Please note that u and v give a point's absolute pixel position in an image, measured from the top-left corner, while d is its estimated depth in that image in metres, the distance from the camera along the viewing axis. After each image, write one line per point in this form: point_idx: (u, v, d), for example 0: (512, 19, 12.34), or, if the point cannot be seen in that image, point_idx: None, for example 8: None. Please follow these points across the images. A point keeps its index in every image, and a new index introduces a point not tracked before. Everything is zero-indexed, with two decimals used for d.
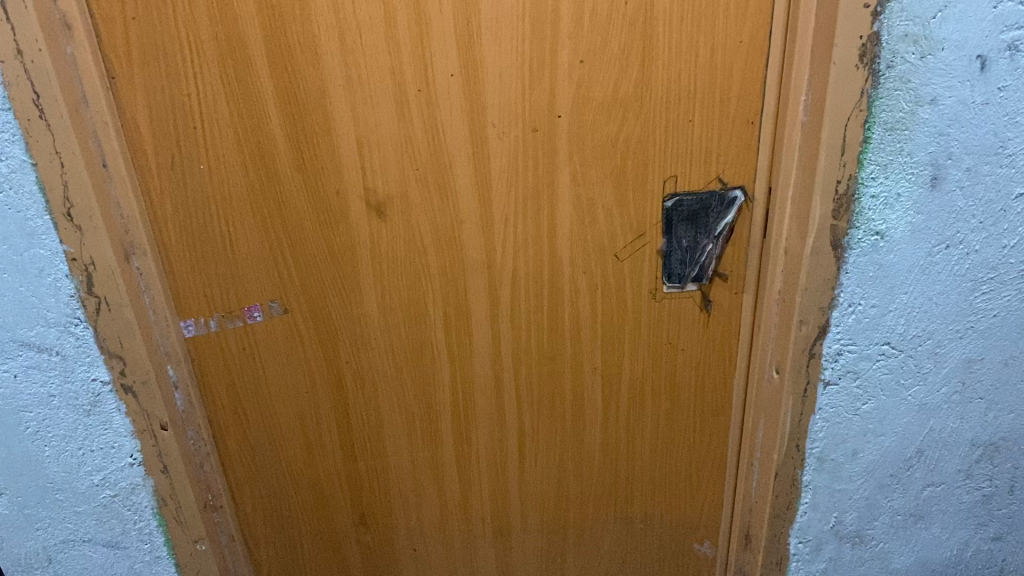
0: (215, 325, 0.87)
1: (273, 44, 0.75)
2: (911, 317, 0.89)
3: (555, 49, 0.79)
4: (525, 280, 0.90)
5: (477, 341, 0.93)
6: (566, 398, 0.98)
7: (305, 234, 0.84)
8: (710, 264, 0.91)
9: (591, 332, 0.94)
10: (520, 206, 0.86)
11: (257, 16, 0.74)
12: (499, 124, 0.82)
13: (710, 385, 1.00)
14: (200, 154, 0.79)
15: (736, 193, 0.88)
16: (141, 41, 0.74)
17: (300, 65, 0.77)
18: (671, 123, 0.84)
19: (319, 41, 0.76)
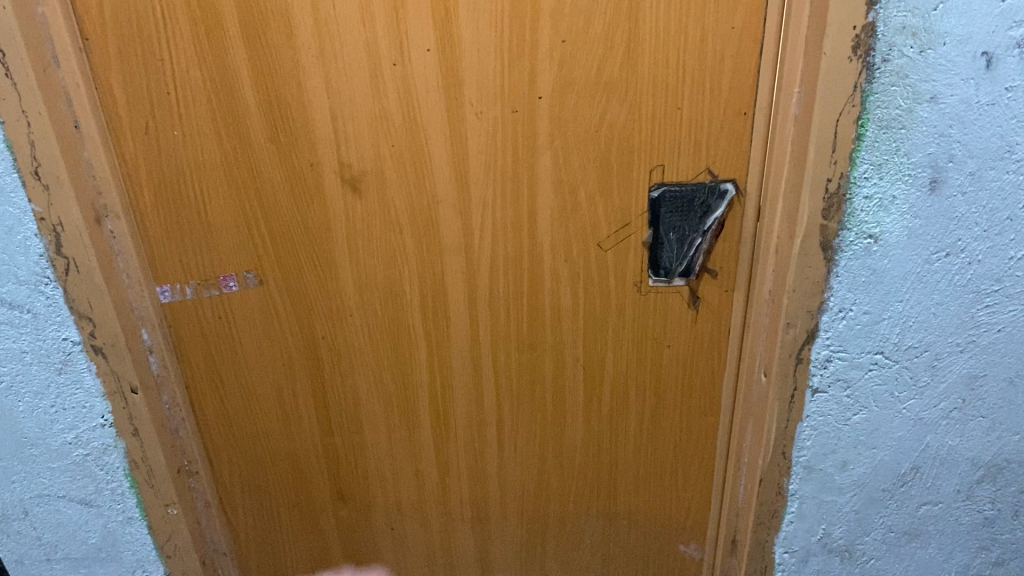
0: (191, 292, 0.88)
1: (245, 11, 0.74)
2: (907, 327, 0.84)
3: (536, 27, 0.77)
4: (504, 265, 0.88)
5: (455, 324, 0.91)
6: (546, 389, 0.96)
7: (281, 206, 0.84)
8: (699, 259, 0.87)
9: (572, 322, 0.92)
10: (499, 190, 0.84)
11: None
12: (476, 103, 0.80)
13: (699, 385, 0.97)
14: (175, 121, 0.79)
15: (727, 187, 0.84)
16: (114, 3, 0.73)
17: (273, 34, 0.76)
18: (657, 110, 0.81)
19: (292, 11, 0.75)
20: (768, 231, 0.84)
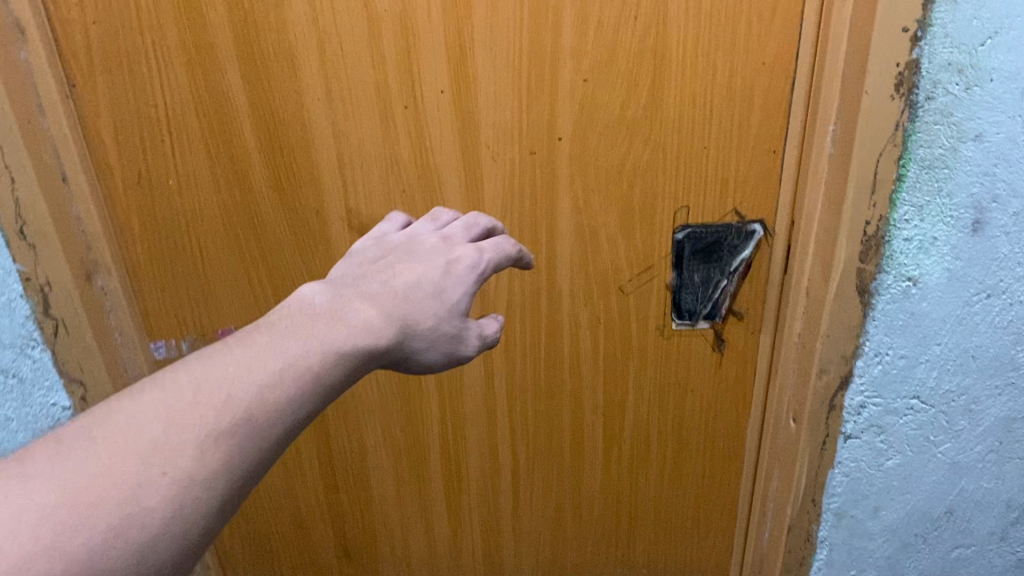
0: (187, 347, 0.82)
1: (245, 53, 0.69)
2: (944, 371, 0.80)
3: (557, 65, 0.72)
4: (521, 311, 0.83)
5: (469, 373, 0.86)
6: (564, 436, 0.91)
7: (285, 256, 0.79)
8: (725, 301, 0.84)
9: (591, 368, 0.87)
10: (516, 234, 0.79)
11: (229, 24, 0.68)
12: (493, 145, 0.75)
13: (722, 429, 0.92)
14: (169, 169, 0.74)
15: (754, 228, 0.80)
16: (104, 47, 0.68)
17: (277, 77, 0.70)
18: (684, 149, 0.77)
19: (297, 52, 0.69)
20: (799, 272, 0.80)
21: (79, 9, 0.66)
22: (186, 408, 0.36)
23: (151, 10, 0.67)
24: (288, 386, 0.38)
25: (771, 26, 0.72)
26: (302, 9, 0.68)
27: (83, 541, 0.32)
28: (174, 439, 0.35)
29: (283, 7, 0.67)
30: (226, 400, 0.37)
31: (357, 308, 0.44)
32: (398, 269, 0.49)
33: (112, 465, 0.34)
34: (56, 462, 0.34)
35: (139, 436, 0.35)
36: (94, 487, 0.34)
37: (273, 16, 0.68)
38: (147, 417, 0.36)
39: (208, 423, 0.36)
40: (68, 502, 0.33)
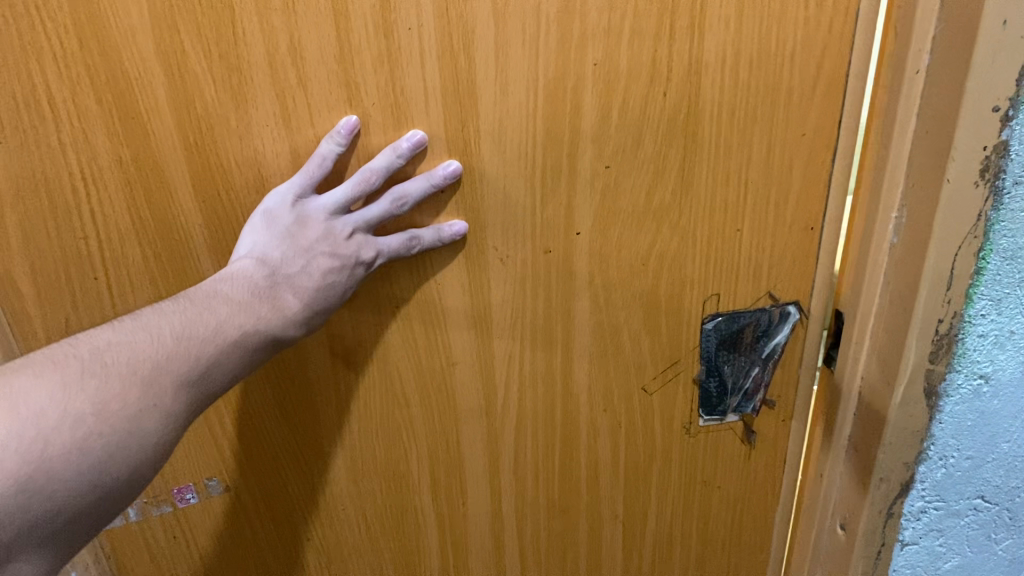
0: (136, 514, 0.68)
1: (198, 164, 0.55)
2: (1014, 468, 0.68)
3: (575, 154, 0.61)
4: (533, 426, 0.72)
5: (472, 499, 0.75)
6: (580, 553, 0.81)
7: (253, 393, 0.65)
8: (758, 391, 0.75)
9: (610, 478, 0.77)
10: (527, 342, 0.68)
11: (177, 132, 0.54)
12: (501, 247, 0.63)
13: (750, 523, 0.83)
14: (107, 310, 0.59)
15: (790, 309, 0.71)
16: (12, 172, 0.53)
17: (239, 189, 0.57)
18: (715, 236, 0.67)
19: (263, 157, 0.56)
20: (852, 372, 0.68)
21: None
22: (170, 355, 0.50)
23: (74, 121, 0.53)
24: (234, 352, 0.53)
25: (818, 95, 0.62)
26: (269, 103, 0.55)
27: (104, 446, 0.47)
28: (167, 379, 0.50)
29: (245, 110, 0.54)
30: (196, 355, 0.51)
31: (283, 300, 0.55)
32: (313, 267, 0.56)
33: (122, 394, 0.48)
34: (86, 378, 0.47)
35: (140, 370, 0.49)
36: (110, 405, 0.47)
37: (235, 120, 0.55)
38: (144, 357, 0.49)
39: (181, 369, 0.50)
40: (94, 413, 0.46)
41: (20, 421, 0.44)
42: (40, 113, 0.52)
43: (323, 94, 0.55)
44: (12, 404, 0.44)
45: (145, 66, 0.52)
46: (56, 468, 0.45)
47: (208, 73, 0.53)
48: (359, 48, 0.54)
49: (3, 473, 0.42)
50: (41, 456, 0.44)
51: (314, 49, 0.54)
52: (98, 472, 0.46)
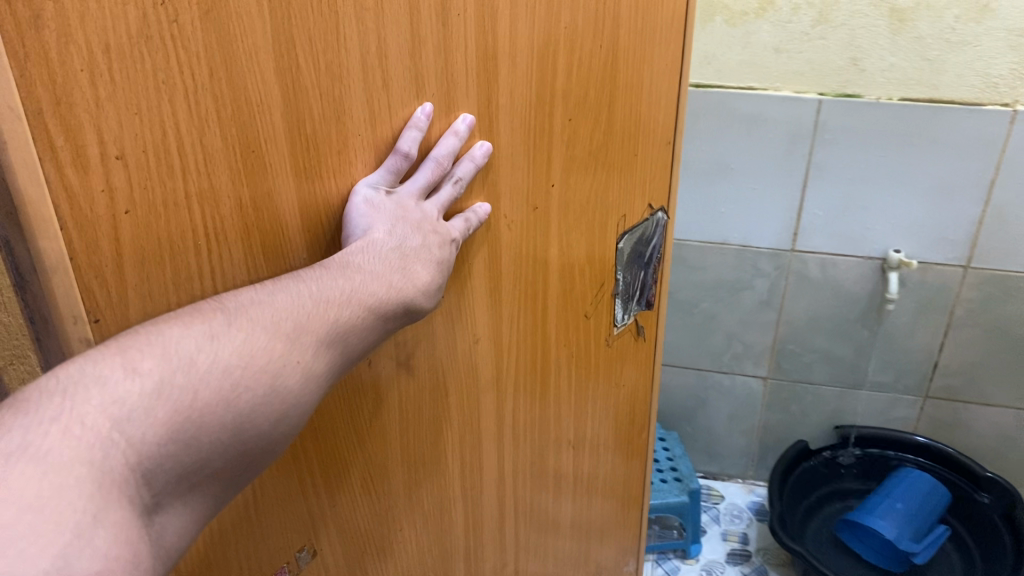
0: None
1: (306, 190, 0.63)
2: None
3: (552, 111, 0.80)
4: (518, 368, 0.91)
5: (486, 465, 0.92)
6: (549, 461, 1.04)
7: (340, 436, 0.71)
8: (645, 288, 1.11)
9: (567, 386, 1.01)
10: (522, 294, 0.86)
11: (291, 160, 0.61)
12: (509, 214, 0.80)
13: (637, 397, 1.20)
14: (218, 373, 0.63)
15: (660, 215, 1.06)
16: (136, 242, 0.55)
17: (331, 202, 0.65)
18: (617, 167, 0.93)
19: (353, 167, 0.65)
20: None
21: (108, 201, 0.52)
22: (311, 316, 0.58)
23: (200, 170, 0.56)
24: (368, 320, 0.61)
25: (664, 44, 0.92)
26: (361, 101, 0.63)
27: (247, 400, 0.54)
28: (302, 339, 0.57)
29: (343, 121, 0.62)
30: (333, 318, 0.59)
31: (414, 272, 0.65)
32: (427, 243, 0.67)
33: (267, 347, 0.55)
34: (234, 325, 0.55)
35: (280, 326, 0.56)
36: (254, 358, 0.55)
37: (335, 136, 0.62)
38: (283, 315, 0.57)
39: (319, 332, 0.58)
40: (240, 364, 0.54)
41: (174, 369, 0.51)
42: (168, 165, 0.54)
43: (400, 88, 0.65)
44: (164, 352, 0.51)
45: (266, 93, 0.57)
46: (207, 415, 0.52)
47: (316, 86, 0.59)
48: (425, 38, 0.65)
49: (157, 420, 0.49)
50: (192, 404, 0.51)
51: (395, 43, 0.63)
52: (239, 422, 0.54)
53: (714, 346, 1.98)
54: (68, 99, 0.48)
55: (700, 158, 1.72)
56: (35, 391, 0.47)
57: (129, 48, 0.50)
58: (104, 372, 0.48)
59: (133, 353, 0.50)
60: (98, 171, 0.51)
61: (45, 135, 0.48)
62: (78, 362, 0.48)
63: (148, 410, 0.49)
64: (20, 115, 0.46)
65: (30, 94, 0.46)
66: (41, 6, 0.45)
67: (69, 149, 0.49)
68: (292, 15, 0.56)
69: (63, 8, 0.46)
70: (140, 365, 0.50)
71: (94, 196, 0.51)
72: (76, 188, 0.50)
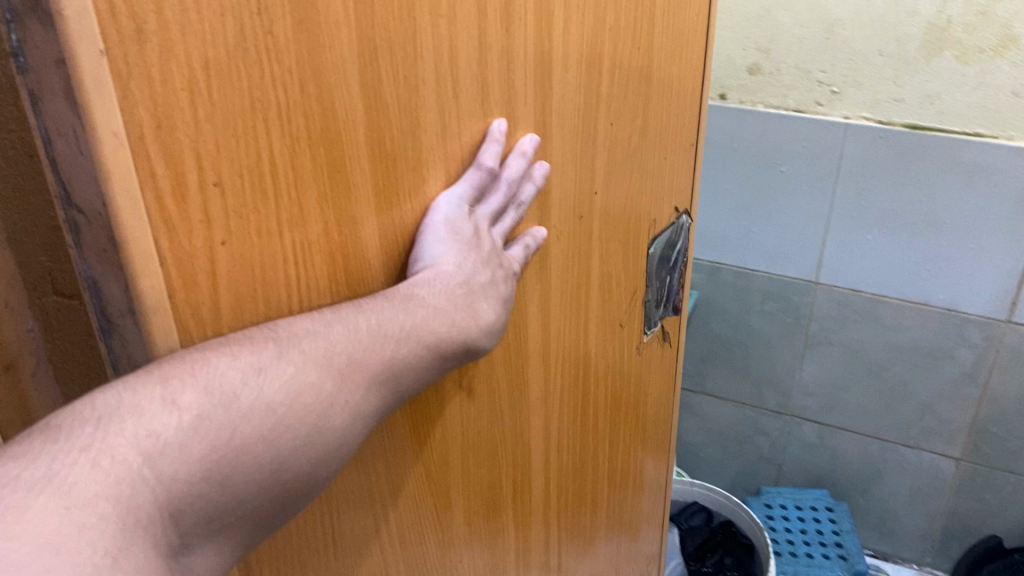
0: None
1: (385, 209, 0.57)
2: None
3: (598, 117, 0.74)
4: (566, 387, 0.85)
5: (534, 490, 0.86)
6: (586, 482, 0.97)
7: (406, 466, 0.65)
8: (671, 297, 1.03)
9: (603, 402, 0.94)
10: (564, 311, 0.80)
11: (371, 179, 0.55)
12: (559, 226, 0.74)
13: (662, 406, 1.12)
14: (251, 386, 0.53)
15: (684, 219, 0.98)
16: (233, 273, 0.49)
17: (409, 223, 0.59)
18: (654, 167, 0.87)
19: (427, 187, 0.60)
20: None
21: (204, 231, 0.46)
22: (364, 352, 0.51)
23: (293, 196, 0.50)
24: (422, 359, 0.54)
25: (693, 44, 0.86)
26: (434, 118, 0.57)
27: (289, 440, 0.47)
28: (352, 376, 0.50)
29: (417, 136, 0.57)
30: (389, 356, 0.52)
31: (480, 310, 0.59)
32: (496, 278, 0.62)
33: (317, 384, 0.48)
34: (285, 357, 0.47)
35: (331, 363, 0.49)
36: (301, 395, 0.47)
37: (411, 152, 0.57)
38: (340, 347, 0.50)
39: (371, 370, 0.51)
40: (284, 403, 0.47)
41: (214, 404, 0.44)
42: (262, 188, 0.48)
43: (469, 101, 0.60)
44: (208, 387, 0.44)
45: (351, 107, 0.51)
46: (246, 455, 0.45)
47: (395, 102, 0.54)
48: (491, 45, 0.60)
49: (192, 457, 0.42)
50: (230, 441, 0.44)
51: (466, 54, 0.58)
52: (278, 463, 0.47)
53: (904, 415, 1.75)
54: (168, 121, 0.42)
55: (865, 190, 1.56)
56: (67, 418, 0.40)
57: (228, 63, 0.44)
58: (141, 403, 0.41)
59: (174, 382, 0.43)
60: (197, 200, 0.45)
61: (146, 162, 0.42)
62: (116, 389, 0.42)
63: (183, 445, 0.42)
64: (124, 141, 0.40)
65: (133, 118, 0.41)
66: (144, 18, 0.40)
67: (170, 177, 0.43)
68: (375, 22, 0.51)
69: (165, 21, 0.41)
70: (180, 397, 0.42)
71: (195, 227, 0.46)
72: (175, 219, 0.44)
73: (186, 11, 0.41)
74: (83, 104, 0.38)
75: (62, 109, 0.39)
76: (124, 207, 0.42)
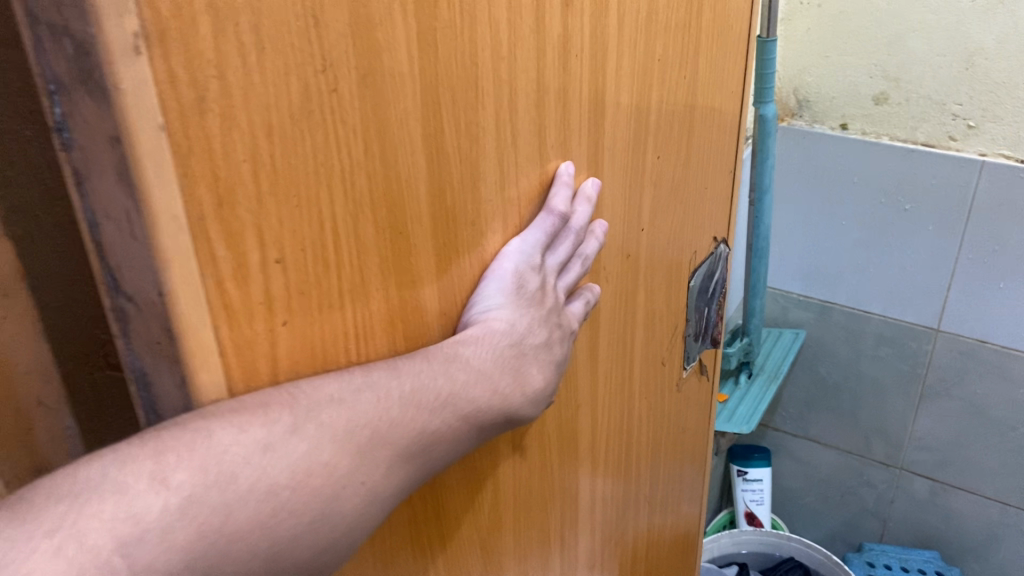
0: None
1: (444, 264, 0.50)
2: None
3: (647, 151, 0.70)
4: (612, 433, 0.80)
5: (581, 545, 0.81)
6: (629, 528, 0.92)
7: (461, 532, 0.59)
8: (710, 328, 0.96)
9: (646, 446, 0.89)
10: (614, 357, 0.75)
11: (432, 238, 0.48)
12: (609, 266, 0.70)
13: (701, 442, 1.07)
14: None
15: (722, 247, 0.93)
16: (292, 358, 0.41)
17: (467, 279, 0.53)
18: (697, 197, 0.83)
19: (486, 242, 0.54)
20: None
21: (267, 317, 0.39)
22: (393, 425, 0.44)
23: (356, 266, 0.43)
24: (459, 432, 0.48)
25: (736, 69, 0.83)
26: (494, 166, 0.52)
27: (289, 525, 0.40)
28: (372, 452, 0.44)
29: (478, 185, 0.51)
30: (421, 428, 0.46)
31: (527, 376, 0.53)
32: (552, 338, 0.56)
33: (328, 463, 0.42)
34: (295, 433, 0.41)
35: (350, 437, 0.43)
36: (307, 476, 0.41)
37: (471, 204, 0.51)
38: (363, 418, 0.43)
39: (397, 446, 0.45)
40: (288, 485, 0.40)
41: (207, 485, 0.37)
42: (326, 263, 0.41)
43: (527, 145, 0.55)
44: (204, 464, 0.37)
45: (413, 159, 0.45)
46: (239, 544, 0.38)
47: (457, 152, 0.48)
48: (549, 82, 0.55)
49: (176, 544, 0.36)
50: (220, 527, 0.37)
51: (524, 94, 0.53)
52: (273, 553, 0.40)
53: None
54: (230, 197, 0.35)
55: (985, 232, 1.44)
56: (44, 491, 0.34)
57: (293, 127, 0.37)
58: (126, 481, 0.35)
59: (169, 456, 0.36)
60: (259, 281, 0.37)
61: (206, 246, 0.35)
62: (103, 458, 0.35)
63: (166, 530, 0.35)
64: (183, 224, 0.33)
65: (193, 197, 0.33)
66: (205, 84, 0.33)
67: (231, 259, 0.36)
68: (439, 67, 0.45)
69: (227, 85, 0.33)
70: (172, 475, 0.36)
71: (256, 316, 0.38)
72: (236, 307, 0.37)
73: (250, 71, 0.34)
74: (139, 185, 0.31)
75: (112, 191, 0.32)
76: (183, 300, 0.34)
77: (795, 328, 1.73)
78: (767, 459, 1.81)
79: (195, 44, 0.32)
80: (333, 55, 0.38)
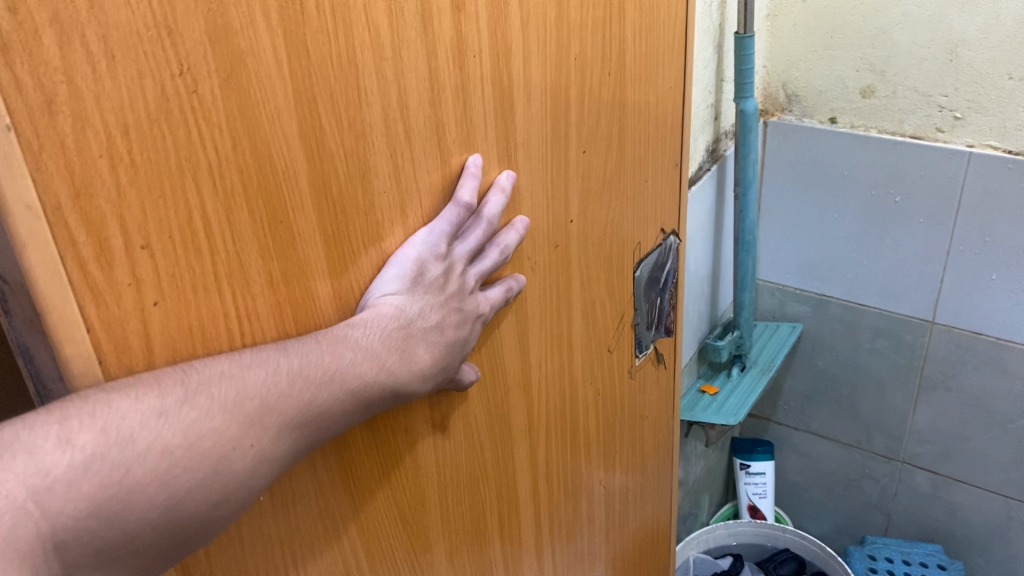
0: None
1: (335, 253, 0.55)
2: None
3: (568, 145, 0.74)
4: (552, 416, 0.84)
5: (524, 525, 0.85)
6: (581, 511, 0.95)
7: (375, 505, 0.64)
8: (663, 317, 1.01)
9: (595, 431, 0.93)
10: (547, 343, 0.79)
11: (318, 228, 0.53)
12: (533, 255, 0.74)
13: (662, 428, 1.11)
14: None
15: (671, 239, 0.98)
16: (167, 334, 0.46)
17: (364, 267, 0.57)
18: (635, 190, 0.87)
19: (382, 232, 0.58)
20: None
21: (135, 296, 0.44)
22: (281, 396, 0.49)
23: (230, 252, 0.47)
24: (346, 405, 0.52)
25: (669, 67, 0.87)
26: (384, 161, 0.56)
27: (186, 479, 0.45)
28: (264, 420, 0.48)
29: (368, 179, 0.55)
30: (308, 400, 0.50)
31: (413, 354, 0.57)
32: (446, 321, 0.60)
33: (220, 428, 0.46)
34: (189, 402, 0.45)
35: (242, 406, 0.47)
36: (201, 439, 0.45)
37: (362, 196, 0.55)
38: (254, 390, 0.48)
39: (286, 415, 0.49)
40: (183, 445, 0.45)
41: (109, 444, 0.42)
42: (195, 248, 0.46)
43: (423, 141, 0.58)
44: (107, 428, 0.42)
45: (289, 154, 0.49)
46: (137, 496, 0.43)
47: (340, 148, 0.52)
48: (444, 82, 0.59)
49: (78, 494, 0.41)
50: (121, 480, 0.42)
51: (415, 93, 0.56)
52: (170, 505, 0.44)
53: None
54: (88, 188, 0.40)
55: (975, 223, 1.44)
56: None
57: (150, 125, 0.41)
58: (35, 440, 0.40)
59: (73, 421, 0.41)
60: (125, 264, 0.43)
61: (65, 232, 0.40)
62: (15, 425, 0.41)
63: (71, 482, 0.41)
64: (38, 213, 0.38)
65: (48, 188, 0.38)
66: (53, 89, 0.37)
67: (93, 244, 0.41)
68: (313, 71, 0.49)
69: (77, 89, 0.38)
70: (77, 437, 0.41)
71: (123, 294, 0.43)
72: (101, 287, 0.42)
73: (100, 78, 0.39)
74: None
75: None
76: (42, 278, 0.39)
77: (792, 321, 1.74)
78: (769, 453, 1.82)
79: (39, 54, 0.36)
80: (191, 60, 0.42)
